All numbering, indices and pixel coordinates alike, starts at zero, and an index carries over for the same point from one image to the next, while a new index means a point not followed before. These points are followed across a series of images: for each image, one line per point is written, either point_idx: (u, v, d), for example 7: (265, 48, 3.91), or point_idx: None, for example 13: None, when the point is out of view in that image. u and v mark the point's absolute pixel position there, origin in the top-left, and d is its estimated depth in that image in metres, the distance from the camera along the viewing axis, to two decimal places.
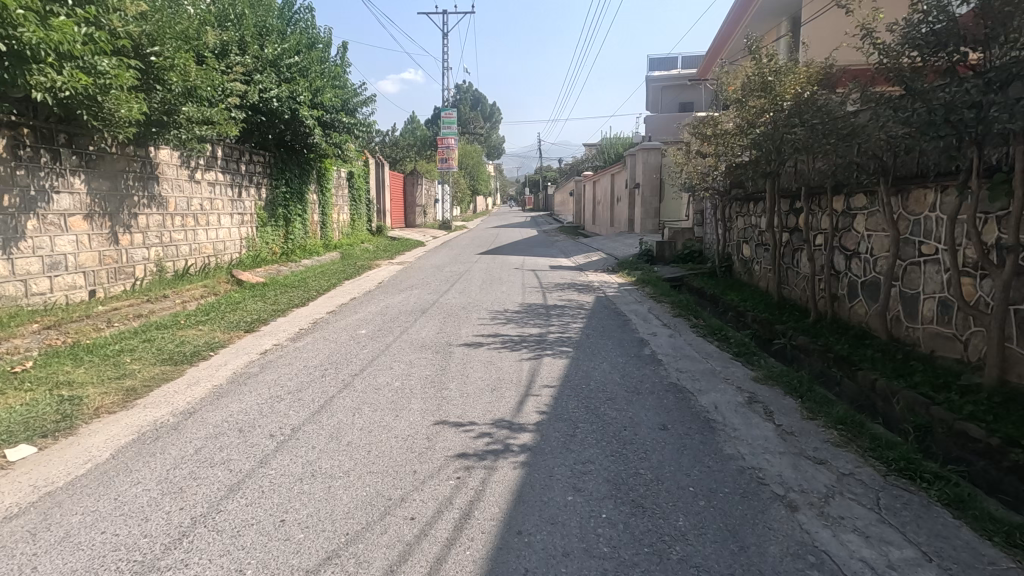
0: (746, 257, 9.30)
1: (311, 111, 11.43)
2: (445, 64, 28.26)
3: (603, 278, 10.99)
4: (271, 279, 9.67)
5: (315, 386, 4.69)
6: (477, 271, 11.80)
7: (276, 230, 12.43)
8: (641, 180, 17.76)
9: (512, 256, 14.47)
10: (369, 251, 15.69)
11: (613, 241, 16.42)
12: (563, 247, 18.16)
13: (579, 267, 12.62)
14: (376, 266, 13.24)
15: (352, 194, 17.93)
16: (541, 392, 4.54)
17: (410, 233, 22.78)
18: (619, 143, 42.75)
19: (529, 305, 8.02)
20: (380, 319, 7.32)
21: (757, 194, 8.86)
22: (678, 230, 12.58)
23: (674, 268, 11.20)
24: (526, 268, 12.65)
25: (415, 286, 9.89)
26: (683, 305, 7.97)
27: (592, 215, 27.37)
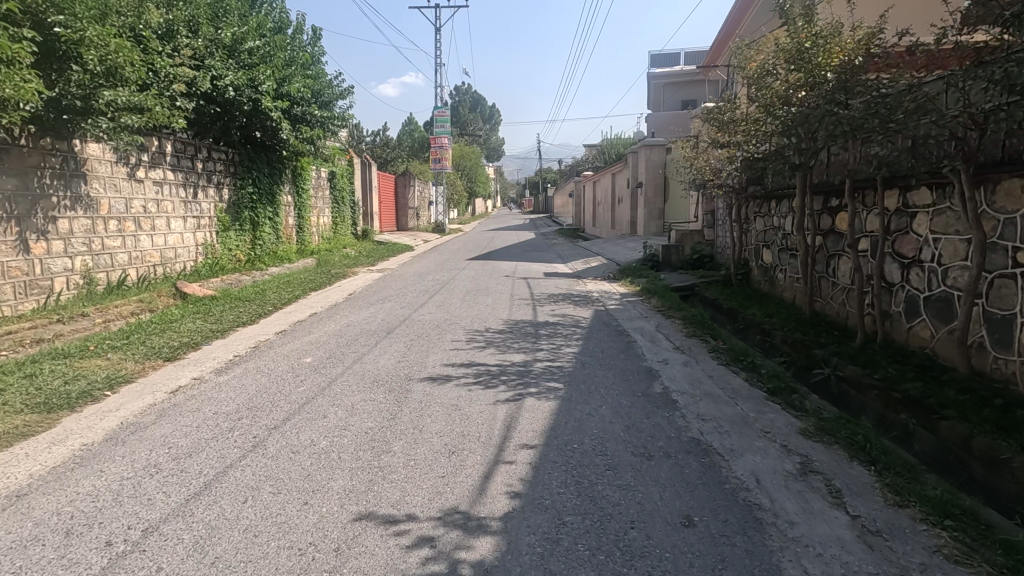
0: (768, 263, 8.09)
1: (277, 102, 10.26)
2: (438, 60, 27.09)
3: (602, 287, 9.78)
4: (223, 292, 8.47)
5: (213, 448, 3.49)
6: (462, 279, 10.58)
7: (241, 235, 11.25)
8: (644, 179, 16.54)
9: (504, 262, 13.27)
10: (350, 257, 14.50)
11: (614, 245, 15.23)
12: (561, 251, 16.94)
13: (576, 274, 11.39)
14: (353, 274, 12.05)
15: (334, 195, 16.70)
16: (516, 457, 3.34)
17: (400, 236, 21.54)
18: (619, 143, 41.59)
19: (514, 322, 6.83)
20: (335, 341, 6.12)
21: (780, 191, 7.66)
22: (686, 233, 11.37)
23: (682, 275, 9.99)
24: (518, 275, 11.44)
25: (388, 298, 8.68)
26: (697, 321, 6.77)
27: (592, 217, 26.16)
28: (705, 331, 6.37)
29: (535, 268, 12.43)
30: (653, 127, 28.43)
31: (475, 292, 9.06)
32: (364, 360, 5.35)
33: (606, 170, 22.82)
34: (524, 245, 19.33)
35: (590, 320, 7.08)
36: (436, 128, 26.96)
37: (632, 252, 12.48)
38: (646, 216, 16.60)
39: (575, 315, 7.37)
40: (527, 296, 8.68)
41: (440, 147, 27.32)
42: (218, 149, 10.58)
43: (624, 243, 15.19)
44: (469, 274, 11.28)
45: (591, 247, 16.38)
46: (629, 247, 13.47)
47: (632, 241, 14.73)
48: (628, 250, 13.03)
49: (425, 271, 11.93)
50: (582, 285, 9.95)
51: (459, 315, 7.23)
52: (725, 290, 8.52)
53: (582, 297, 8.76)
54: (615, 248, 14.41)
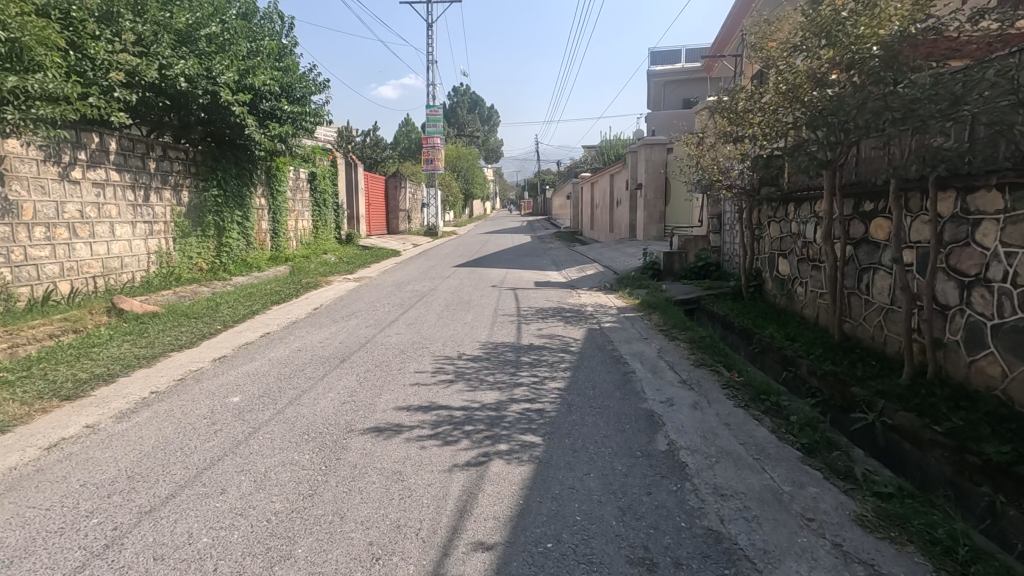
0: (785, 275, 7.15)
1: (240, 95, 9.32)
2: (430, 57, 26.16)
3: (598, 300, 8.82)
4: (169, 307, 7.51)
5: (49, 549, 2.52)
6: (445, 290, 9.63)
7: (204, 241, 10.31)
8: (644, 180, 15.59)
9: (493, 269, 12.32)
10: (329, 264, 13.56)
11: (612, 250, 14.27)
12: (556, 257, 16.01)
13: (570, 284, 10.42)
14: (329, 282, 11.12)
15: (314, 198, 15.74)
16: (464, 568, 2.38)
17: (388, 240, 20.59)
18: (618, 144, 40.66)
19: (494, 346, 5.88)
20: (279, 371, 5.18)
21: (800, 193, 6.72)
22: (690, 238, 10.43)
23: (686, 287, 9.03)
24: (506, 284, 10.49)
25: (357, 313, 7.73)
26: (707, 344, 5.81)
27: (590, 219, 25.23)
28: (716, 357, 5.43)
29: (526, 277, 11.46)
30: (653, 127, 27.50)
31: (455, 306, 8.12)
32: (304, 399, 4.40)
33: (604, 171, 21.87)
34: (518, 249, 18.41)
35: (582, 342, 6.12)
36: (428, 127, 26.00)
37: (631, 259, 11.52)
38: (647, 219, 15.64)
39: (565, 335, 6.42)
40: (512, 311, 7.72)
41: (432, 148, 26.36)
42: (174, 147, 9.65)
43: (622, 248, 14.23)
44: (453, 284, 10.32)
45: (588, 252, 15.43)
46: (627, 253, 12.51)
47: (631, 246, 13.78)
48: (627, 256, 12.07)
49: (406, 280, 10.98)
50: (576, 297, 8.99)
51: (432, 336, 6.28)
52: (735, 305, 7.57)
53: (574, 312, 7.81)
54: (613, 254, 13.45)
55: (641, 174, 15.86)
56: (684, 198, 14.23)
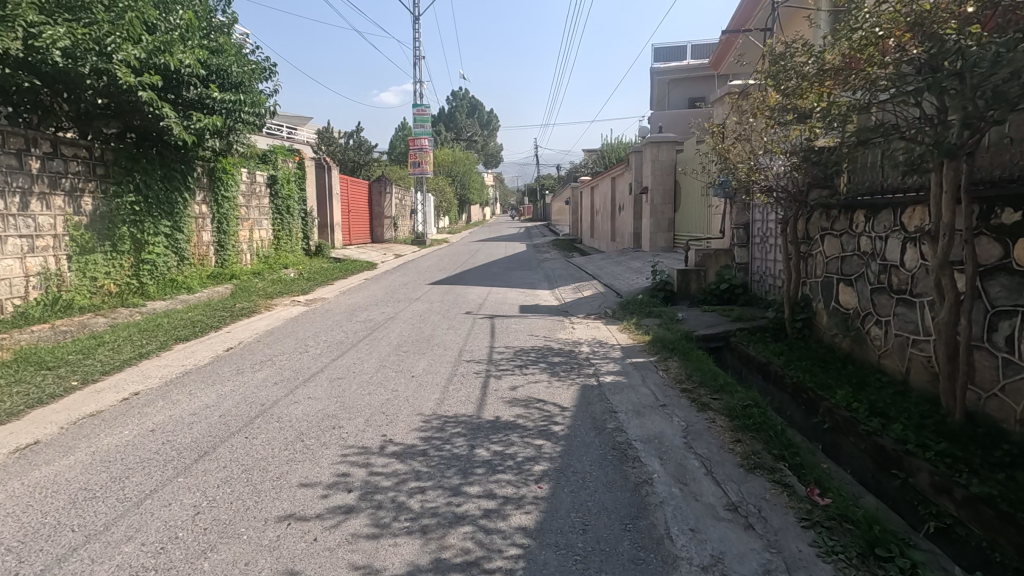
0: (852, 308, 5.27)
1: (149, 76, 7.51)
2: (417, 53, 24.38)
3: (596, 334, 6.92)
4: (23, 352, 5.62)
5: None
6: (406, 319, 7.75)
7: (116, 258, 8.45)
8: (650, 183, 13.73)
9: (473, 289, 10.43)
10: (285, 281, 11.69)
11: (612, 264, 12.38)
12: (550, 270, 14.13)
13: (562, 310, 8.53)
14: (273, 306, 9.24)
15: (275, 204, 13.89)
16: None
17: (367, 250, 18.73)
18: (619, 147, 38.96)
19: (441, 425, 3.99)
20: (90, 478, 3.29)
21: (879, 198, 4.85)
22: (710, 253, 8.56)
23: (707, 317, 7.12)
24: (485, 309, 8.59)
25: (277, 358, 5.86)
26: (757, 422, 3.91)
27: (589, 227, 23.41)
28: (777, 449, 3.53)
29: (510, 299, 9.58)
30: (657, 128, 25.71)
31: (410, 345, 6.25)
32: (71, 562, 2.49)
33: (604, 175, 20.03)
34: (509, 261, 16.54)
35: (572, 415, 4.23)
36: (414, 128, 24.21)
37: (636, 278, 9.62)
38: (653, 227, 13.78)
39: (547, 400, 4.53)
40: (482, 355, 5.84)
41: (419, 150, 24.50)
42: (70, 142, 7.82)
43: (625, 261, 12.34)
44: (420, 310, 8.45)
45: (585, 265, 13.53)
46: (631, 270, 10.63)
47: (635, 260, 11.89)
48: (630, 274, 10.18)
49: (365, 304, 9.11)
50: (569, 330, 7.08)
51: (356, 404, 4.38)
52: (780, 346, 5.67)
53: (565, 355, 5.91)
54: (614, 269, 11.58)
55: (646, 176, 14.05)
56: (696, 204, 12.37)
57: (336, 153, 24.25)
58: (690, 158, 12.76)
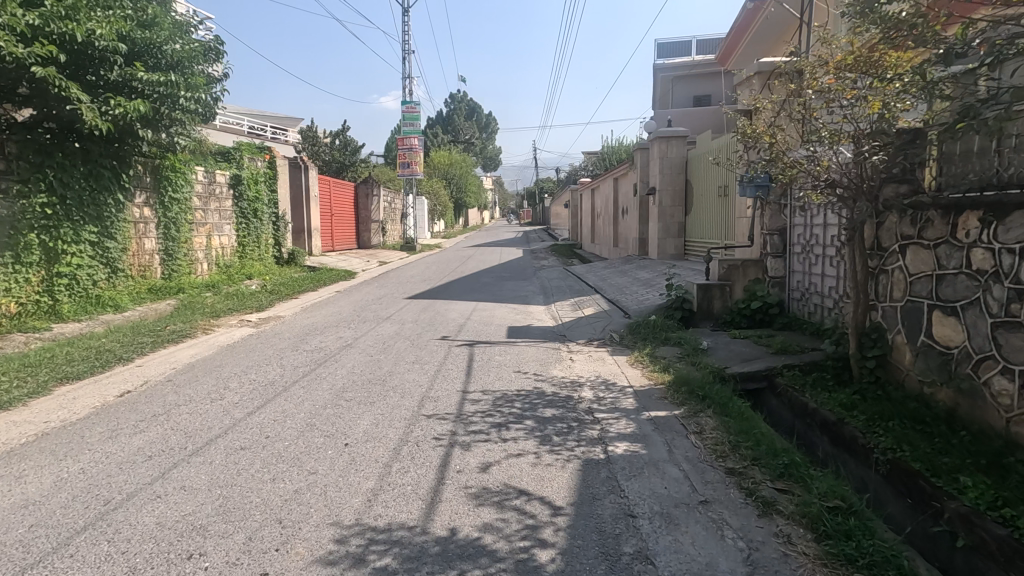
0: (954, 346, 3.81)
1: (46, 47, 6.09)
2: (408, 48, 22.97)
3: (601, 370, 5.48)
4: None
5: None
6: (367, 347, 6.32)
7: (20, 271, 6.99)
8: (657, 183, 12.34)
9: (455, 305, 8.97)
10: (244, 294, 10.25)
11: (615, 275, 10.96)
12: (547, 280, 12.68)
13: (559, 333, 7.06)
14: (215, 327, 7.79)
15: (239, 207, 12.44)
16: None
17: (348, 257, 17.27)
18: (621, 149, 37.60)
19: (362, 551, 2.53)
20: None
21: (1006, 193, 3.42)
22: (736, 265, 7.13)
23: (739, 347, 5.68)
24: (466, 333, 7.12)
25: (178, 410, 4.41)
26: (864, 548, 2.46)
27: (590, 231, 21.99)
28: None
29: (498, 318, 8.12)
30: (661, 127, 24.34)
31: (360, 389, 4.81)
32: None
33: (606, 176, 18.63)
34: (502, 270, 15.11)
35: (568, 524, 2.77)
36: (403, 127, 22.78)
37: (645, 293, 8.17)
38: (661, 231, 12.36)
39: (531, 491, 3.09)
40: (450, 405, 4.40)
41: (408, 149, 23.06)
42: None
43: (630, 272, 10.90)
44: (386, 334, 7.00)
45: (585, 275, 12.09)
46: (637, 283, 9.21)
47: (642, 271, 10.47)
48: (637, 288, 8.74)
49: (325, 325, 7.68)
50: (566, 365, 5.64)
51: (245, 505, 2.92)
52: (849, 396, 4.23)
53: (561, 403, 4.47)
54: (618, 280, 10.16)
55: (653, 176, 12.65)
56: (711, 206, 10.98)
57: (320, 152, 22.78)
58: (704, 155, 11.38)
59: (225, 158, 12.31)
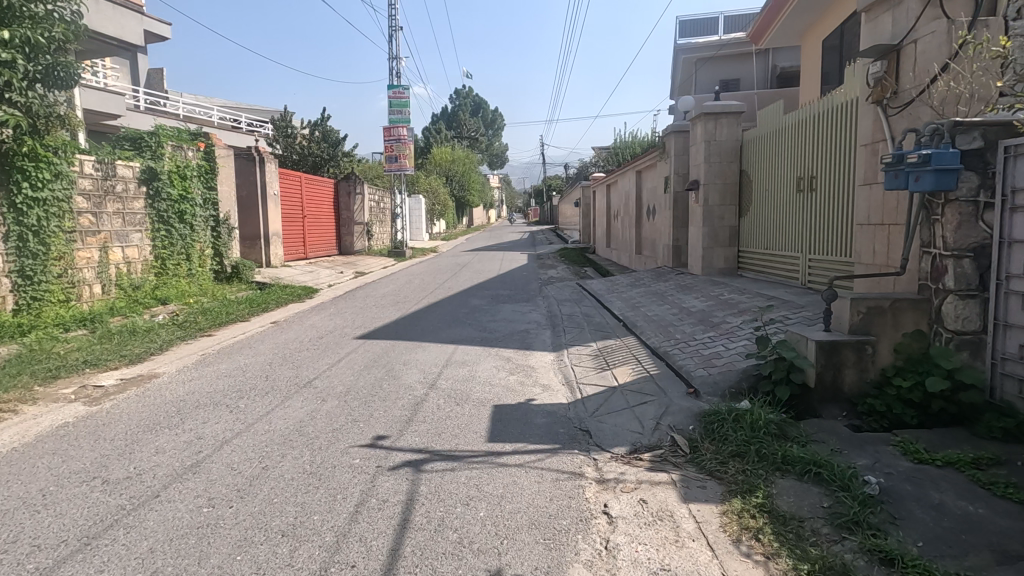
0: None
1: None
2: (396, 24, 20.07)
3: (675, 563, 2.57)
4: None
5: None
6: (227, 470, 3.44)
7: None
8: (702, 175, 9.39)
9: (422, 355, 6.08)
10: (138, 330, 7.40)
11: (650, 301, 8.05)
12: (555, 302, 9.74)
13: (580, 427, 4.13)
14: (32, 400, 4.91)
15: (158, 209, 9.63)
16: None
17: (317, 268, 14.46)
18: (635, 143, 34.68)
19: None
20: None
21: None
22: (884, 307, 4.15)
23: (958, 505, 2.77)
24: (421, 421, 4.24)
25: None
26: None
27: (606, 233, 19.04)
28: None
29: (481, 382, 5.22)
30: None
31: None
32: None
33: (625, 169, 15.64)
34: (500, 285, 12.22)
35: None
36: (390, 114, 19.83)
37: (712, 346, 5.24)
38: (707, 237, 9.43)
39: None
40: None
41: (394, 141, 20.05)
42: None
43: (670, 297, 7.97)
44: (284, 428, 4.12)
45: (605, 297, 9.15)
46: (691, 322, 6.27)
47: (689, 299, 7.53)
48: (694, 334, 5.81)
49: (204, 400, 4.81)
50: (598, 540, 2.74)
51: None
52: None
53: None
54: (656, 312, 7.23)
55: (694, 166, 9.73)
56: (781, 205, 8.07)
57: (294, 144, 19.89)
58: (768, 136, 8.44)
59: (137, 146, 9.46)
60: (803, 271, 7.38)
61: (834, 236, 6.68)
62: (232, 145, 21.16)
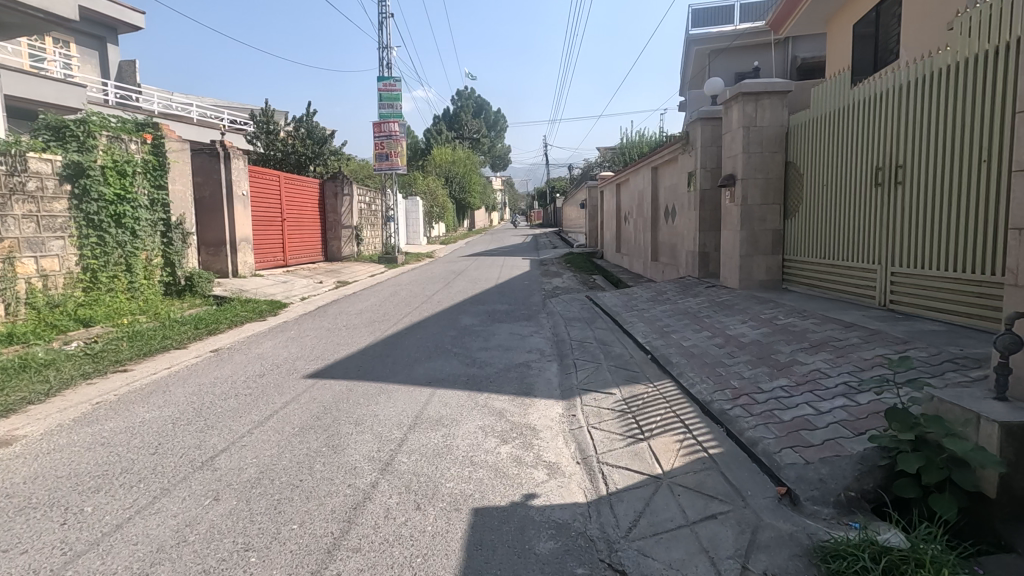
0: None
1: None
2: (387, 12, 18.55)
3: None
4: None
5: None
6: None
7: None
8: (740, 168, 7.74)
9: (383, 409, 4.47)
10: (31, 364, 5.81)
11: (683, 325, 6.42)
12: (563, 322, 8.11)
13: (609, 566, 2.48)
14: None
15: (87, 211, 8.10)
16: None
17: (293, 278, 12.91)
18: (643, 142, 33.16)
19: None
20: None
21: None
22: None
23: None
24: (352, 547, 2.65)
25: None
26: None
27: (615, 237, 17.43)
28: None
29: (459, 459, 3.60)
30: None
31: None
32: None
33: (637, 165, 14.01)
34: (498, 298, 10.60)
35: None
36: (380, 108, 18.29)
37: (796, 409, 3.59)
38: (746, 244, 7.81)
39: None
40: None
41: (385, 137, 18.45)
42: None
43: (708, 320, 6.33)
44: (125, 565, 2.52)
45: (623, 317, 7.53)
46: (749, 363, 4.62)
47: (735, 325, 5.88)
48: (760, 384, 4.16)
49: (39, 494, 3.20)
50: None
51: None
52: None
53: None
54: (694, 342, 5.60)
55: (728, 158, 8.10)
56: (845, 203, 6.47)
57: (277, 141, 18.34)
58: (826, 119, 6.84)
59: (59, 137, 7.91)
60: (883, 287, 5.79)
61: (939, 244, 5.07)
62: (193, 136, 19.18)
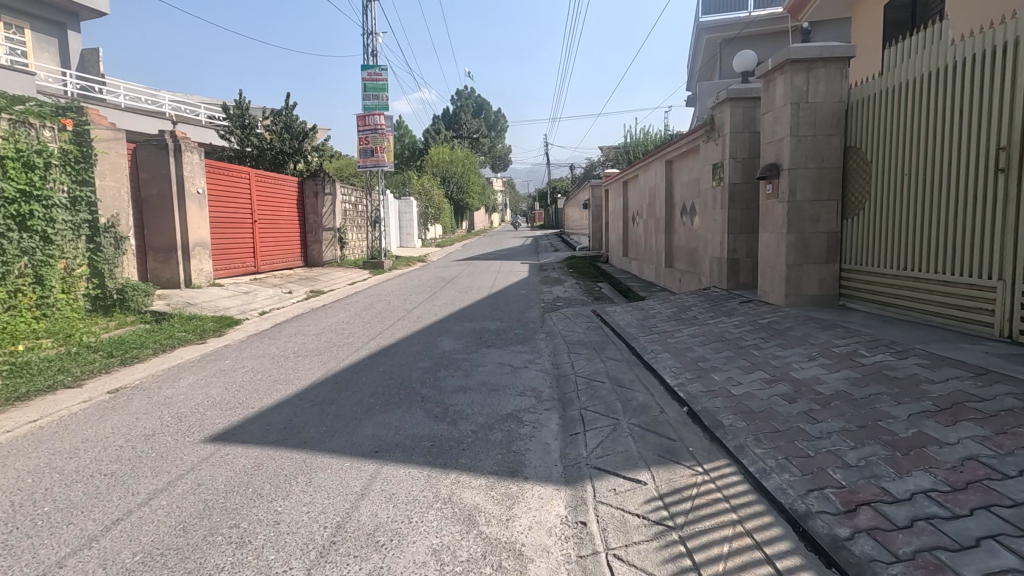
0: None
1: None
2: None
3: None
4: None
5: None
6: None
7: None
8: (787, 156, 6.20)
9: (290, 512, 2.92)
10: None
11: (725, 359, 4.84)
12: (566, 346, 6.54)
13: None
14: None
15: None
16: None
17: (259, 288, 11.38)
18: (648, 141, 31.61)
19: None
20: None
21: None
22: None
23: None
24: None
25: None
26: None
27: (621, 240, 15.87)
28: None
29: None
30: None
31: None
32: None
33: (648, 159, 12.44)
34: (488, 312, 9.05)
35: None
36: (364, 100, 16.77)
37: (986, 554, 2.01)
38: (794, 249, 6.25)
39: None
40: None
41: (369, 130, 16.89)
42: None
43: (757, 353, 4.77)
44: None
45: (642, 344, 5.96)
46: (848, 438, 3.04)
47: (800, 363, 4.31)
48: (883, 483, 2.58)
49: None
50: None
51: None
52: None
53: None
54: (749, 390, 4.02)
55: (769, 142, 6.56)
56: (933, 201, 5.00)
57: (251, 136, 16.81)
58: (903, 90, 5.35)
59: None
60: (1004, 311, 4.28)
61: None
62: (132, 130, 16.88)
